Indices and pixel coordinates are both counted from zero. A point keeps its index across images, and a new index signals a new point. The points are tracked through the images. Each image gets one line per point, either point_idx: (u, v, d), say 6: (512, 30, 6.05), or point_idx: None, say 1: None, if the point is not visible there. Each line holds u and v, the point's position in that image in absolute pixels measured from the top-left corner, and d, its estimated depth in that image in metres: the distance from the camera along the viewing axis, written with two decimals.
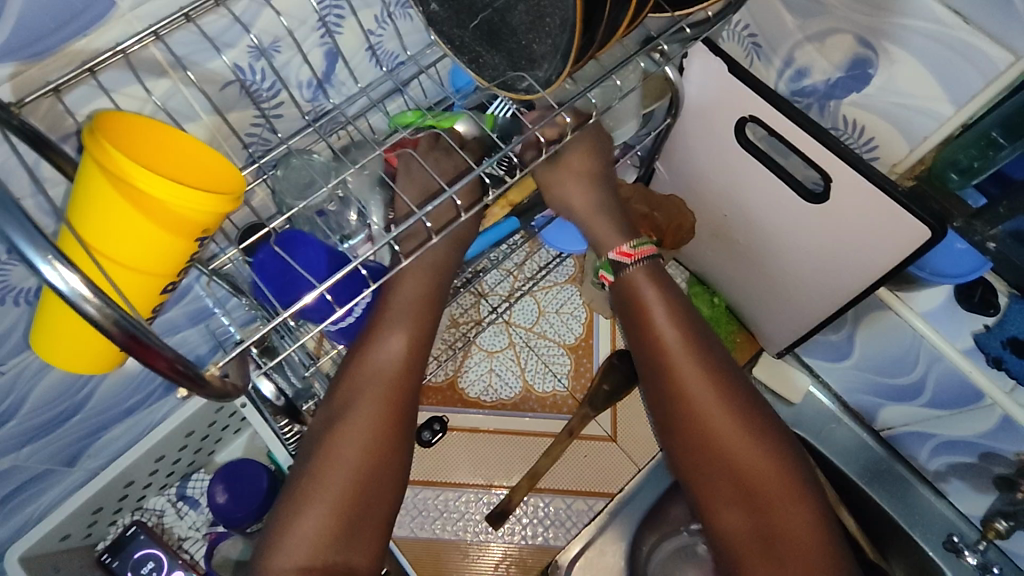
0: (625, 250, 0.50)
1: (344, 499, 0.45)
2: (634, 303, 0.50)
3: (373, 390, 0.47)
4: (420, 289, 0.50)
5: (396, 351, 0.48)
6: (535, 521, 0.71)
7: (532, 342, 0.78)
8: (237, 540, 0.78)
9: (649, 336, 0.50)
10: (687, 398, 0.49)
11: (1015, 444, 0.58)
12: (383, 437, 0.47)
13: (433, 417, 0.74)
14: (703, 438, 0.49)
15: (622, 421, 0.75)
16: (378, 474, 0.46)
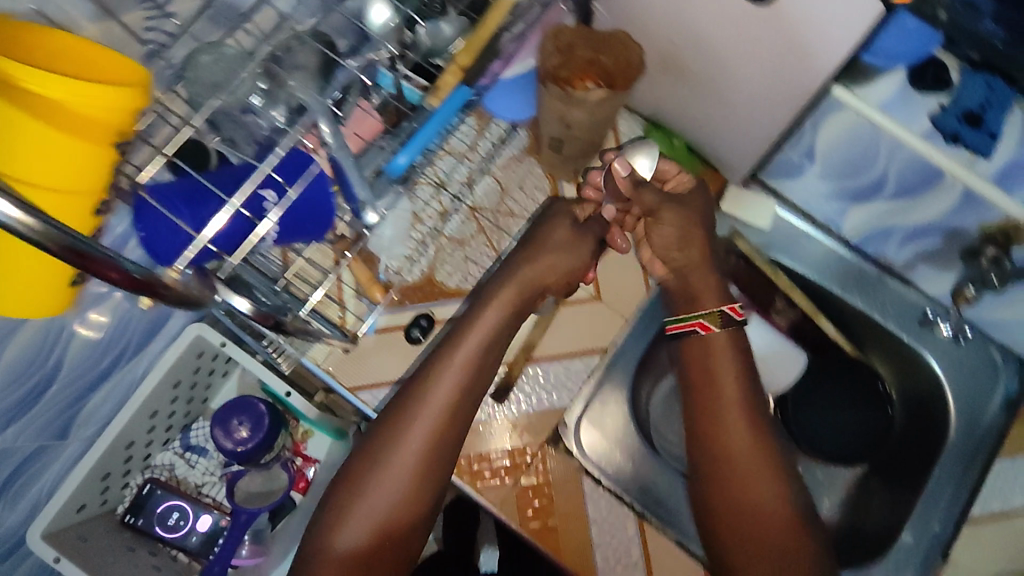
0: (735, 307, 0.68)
1: (396, 500, 0.59)
2: (709, 336, 0.66)
3: (426, 411, 0.61)
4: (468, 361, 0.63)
5: (450, 382, 0.62)
6: (538, 388, 0.72)
7: (501, 223, 0.76)
8: (257, 475, 0.84)
9: (708, 371, 0.65)
10: (721, 406, 0.64)
11: (978, 213, 0.60)
12: (432, 455, 0.61)
13: (419, 314, 0.74)
14: (727, 426, 0.63)
15: (604, 278, 0.75)
16: (421, 484, 0.60)
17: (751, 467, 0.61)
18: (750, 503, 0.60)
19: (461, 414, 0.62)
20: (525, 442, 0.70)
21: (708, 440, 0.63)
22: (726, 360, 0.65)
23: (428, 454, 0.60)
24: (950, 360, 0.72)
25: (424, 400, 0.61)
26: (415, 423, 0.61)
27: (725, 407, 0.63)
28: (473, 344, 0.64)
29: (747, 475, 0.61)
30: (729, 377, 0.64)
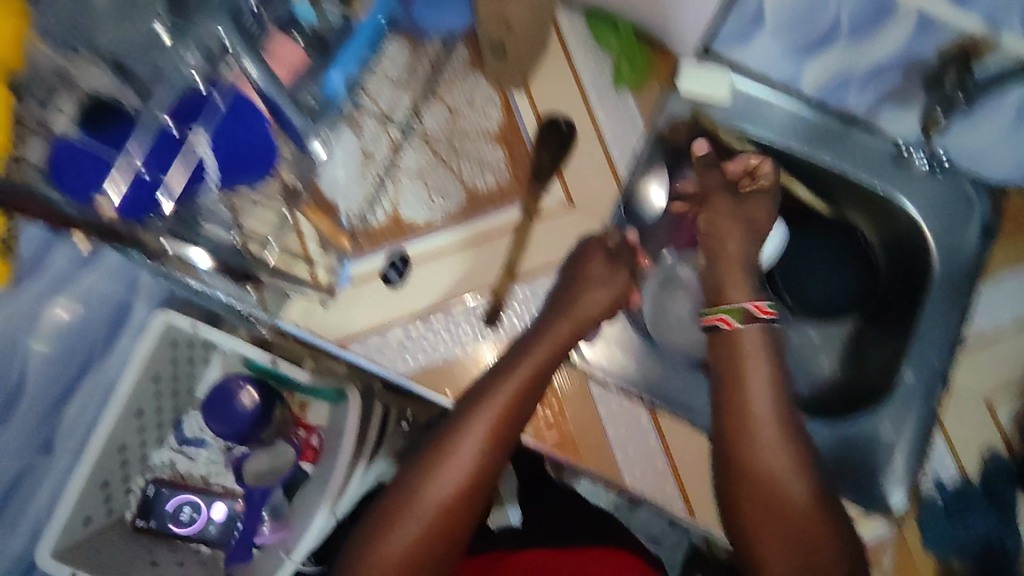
0: (762, 305, 0.63)
1: (434, 513, 0.60)
2: (737, 333, 0.62)
3: (480, 426, 0.61)
4: (480, 429, 0.61)
5: (508, 397, 0.62)
6: (528, 306, 0.71)
7: (457, 146, 0.73)
8: (262, 454, 0.82)
9: (734, 374, 0.61)
10: (750, 419, 0.59)
11: (936, 37, 0.60)
12: (483, 469, 0.62)
13: (393, 254, 0.70)
14: (756, 432, 0.59)
15: (574, 182, 0.73)
16: (458, 511, 0.61)
17: (783, 468, 0.58)
18: (786, 512, 0.58)
19: (476, 474, 0.62)
20: None
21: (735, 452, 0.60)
22: (760, 365, 0.61)
23: (480, 469, 0.62)
24: (924, 197, 0.72)
25: (478, 417, 0.62)
26: (466, 439, 0.61)
27: (754, 411, 0.60)
28: (530, 360, 0.63)
29: (777, 479, 0.58)
30: (761, 383, 0.60)
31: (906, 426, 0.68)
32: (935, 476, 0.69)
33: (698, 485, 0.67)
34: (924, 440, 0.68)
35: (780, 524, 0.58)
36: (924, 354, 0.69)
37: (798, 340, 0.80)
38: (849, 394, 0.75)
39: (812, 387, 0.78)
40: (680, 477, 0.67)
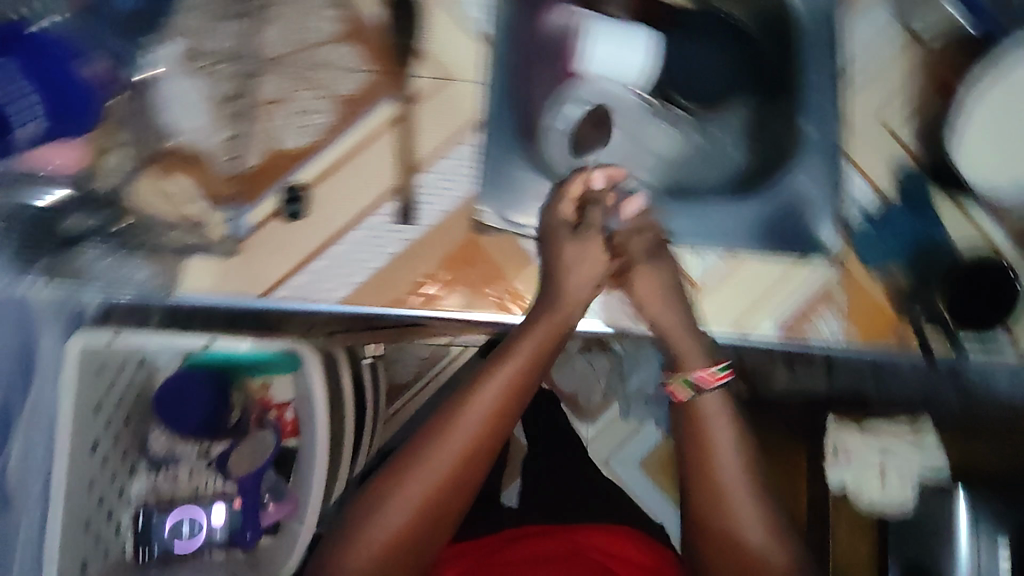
0: (715, 373, 0.69)
1: (404, 521, 0.62)
2: (692, 401, 0.69)
3: (461, 430, 0.63)
4: (438, 464, 0.62)
5: (493, 397, 0.64)
6: (441, 189, 0.69)
7: (309, 61, 0.70)
8: (251, 441, 0.82)
9: (701, 436, 0.69)
10: (716, 475, 0.67)
11: None
12: (461, 475, 0.63)
13: (286, 189, 0.67)
14: (728, 496, 0.66)
15: (437, 56, 0.72)
16: (405, 543, 0.62)
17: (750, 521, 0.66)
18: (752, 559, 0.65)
19: (429, 505, 0.62)
20: (460, 240, 0.68)
21: (698, 487, 0.68)
22: (724, 423, 0.69)
23: (457, 472, 0.63)
24: None
25: (459, 419, 0.63)
26: (442, 446, 0.63)
27: (716, 455, 0.68)
28: (511, 364, 0.65)
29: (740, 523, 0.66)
30: (726, 440, 0.68)
31: (818, 168, 0.74)
32: (859, 206, 0.73)
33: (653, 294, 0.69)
34: (836, 179, 0.73)
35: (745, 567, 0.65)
36: (813, 104, 0.75)
37: (705, 141, 0.82)
38: (762, 167, 0.78)
39: (727, 177, 0.80)
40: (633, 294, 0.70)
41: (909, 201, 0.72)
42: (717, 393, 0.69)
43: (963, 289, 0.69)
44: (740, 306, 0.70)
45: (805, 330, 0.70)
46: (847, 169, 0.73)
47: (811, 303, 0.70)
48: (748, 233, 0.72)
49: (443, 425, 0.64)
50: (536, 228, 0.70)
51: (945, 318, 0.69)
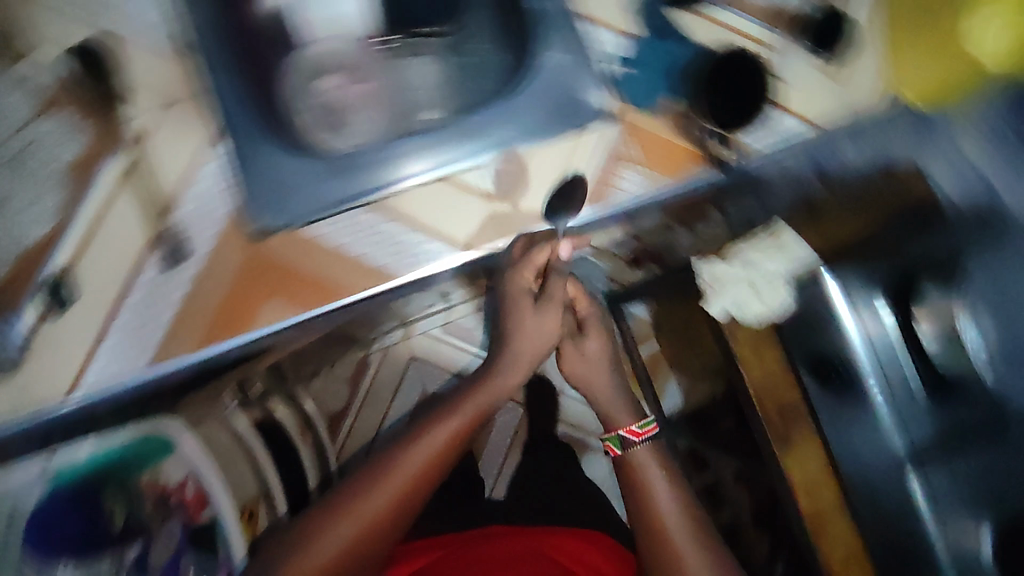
0: (636, 429, 0.83)
1: (338, 548, 0.69)
2: (624, 454, 0.82)
3: (388, 485, 0.71)
4: (421, 457, 0.73)
5: (421, 461, 0.73)
6: (203, 215, 0.64)
7: (16, 143, 0.64)
8: (169, 530, 0.78)
9: (637, 479, 0.81)
10: (655, 519, 0.77)
11: None
12: (356, 547, 0.70)
13: (44, 283, 0.61)
14: (670, 537, 0.76)
15: (147, 86, 0.67)
16: (380, 529, 0.71)
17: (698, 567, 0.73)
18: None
19: (406, 496, 0.72)
20: (246, 253, 0.64)
21: (649, 542, 0.77)
22: (665, 492, 0.79)
23: (375, 522, 0.70)
24: None
25: (394, 474, 0.72)
26: (366, 499, 0.71)
27: (652, 489, 0.79)
28: (452, 421, 0.75)
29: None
30: (661, 484, 0.79)
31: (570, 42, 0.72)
32: (616, 56, 0.73)
33: (443, 223, 0.68)
34: (581, 39, 0.73)
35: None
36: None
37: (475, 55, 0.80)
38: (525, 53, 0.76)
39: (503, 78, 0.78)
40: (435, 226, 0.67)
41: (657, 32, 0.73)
42: (648, 446, 0.82)
43: (724, 86, 0.72)
44: (523, 201, 0.69)
45: (607, 196, 0.70)
46: (584, 26, 0.73)
47: (605, 172, 0.70)
48: (494, 136, 0.70)
49: (424, 430, 0.75)
50: (330, 211, 0.66)
51: (714, 130, 0.71)
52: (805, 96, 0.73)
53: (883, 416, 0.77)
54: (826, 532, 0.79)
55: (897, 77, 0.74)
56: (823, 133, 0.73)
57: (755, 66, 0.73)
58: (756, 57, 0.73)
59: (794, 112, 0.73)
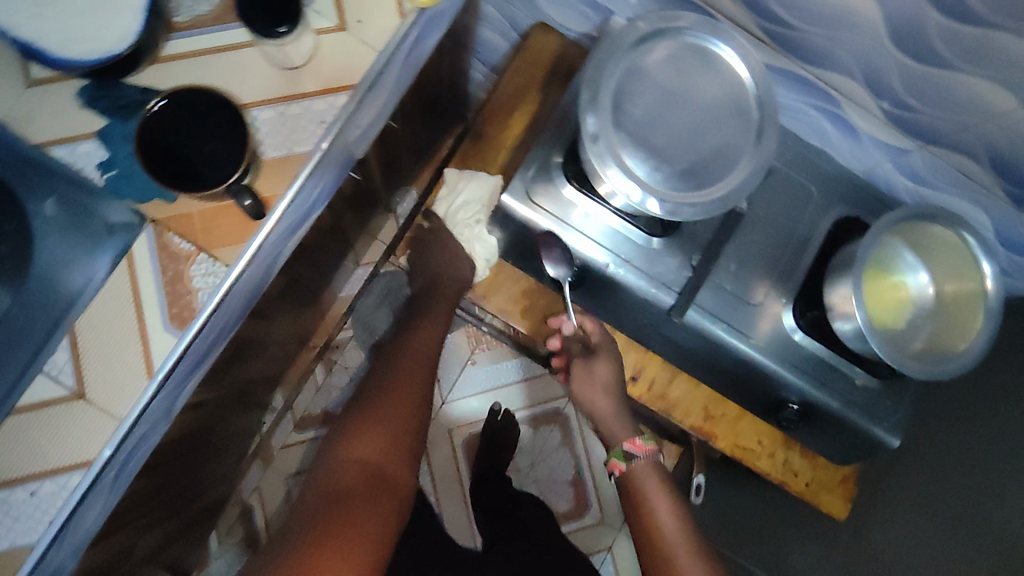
0: (636, 443, 0.80)
1: (392, 429, 0.76)
2: (629, 472, 0.79)
3: (411, 364, 0.83)
4: (430, 333, 0.89)
5: (428, 337, 0.88)
6: None
7: None
8: None
9: (643, 499, 0.77)
10: (666, 544, 0.74)
11: None
12: (399, 438, 0.76)
13: None
14: (677, 561, 0.72)
15: None
16: (417, 407, 0.80)
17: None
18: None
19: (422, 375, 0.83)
20: None
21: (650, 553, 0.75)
22: (660, 496, 0.77)
23: (403, 435, 0.77)
24: None
25: (412, 352, 0.85)
26: (403, 374, 0.81)
27: (656, 516, 0.75)
28: (439, 311, 0.91)
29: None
30: (662, 507, 0.76)
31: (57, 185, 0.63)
32: (92, 161, 0.61)
33: (50, 442, 0.60)
34: (50, 172, 0.62)
35: None
36: None
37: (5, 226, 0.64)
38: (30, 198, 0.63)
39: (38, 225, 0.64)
40: (24, 468, 0.60)
41: (112, 107, 0.60)
42: (643, 464, 0.79)
43: (184, 133, 0.56)
44: (108, 375, 0.61)
45: (196, 302, 0.62)
46: (61, 152, 0.61)
47: (169, 275, 0.62)
48: (50, 323, 0.63)
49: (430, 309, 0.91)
50: None
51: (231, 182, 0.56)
52: (311, 67, 0.63)
53: (629, 279, 0.77)
54: (668, 391, 0.89)
55: None
56: (359, 91, 0.63)
57: (179, 109, 0.55)
58: (165, 104, 0.55)
59: (293, 96, 0.63)
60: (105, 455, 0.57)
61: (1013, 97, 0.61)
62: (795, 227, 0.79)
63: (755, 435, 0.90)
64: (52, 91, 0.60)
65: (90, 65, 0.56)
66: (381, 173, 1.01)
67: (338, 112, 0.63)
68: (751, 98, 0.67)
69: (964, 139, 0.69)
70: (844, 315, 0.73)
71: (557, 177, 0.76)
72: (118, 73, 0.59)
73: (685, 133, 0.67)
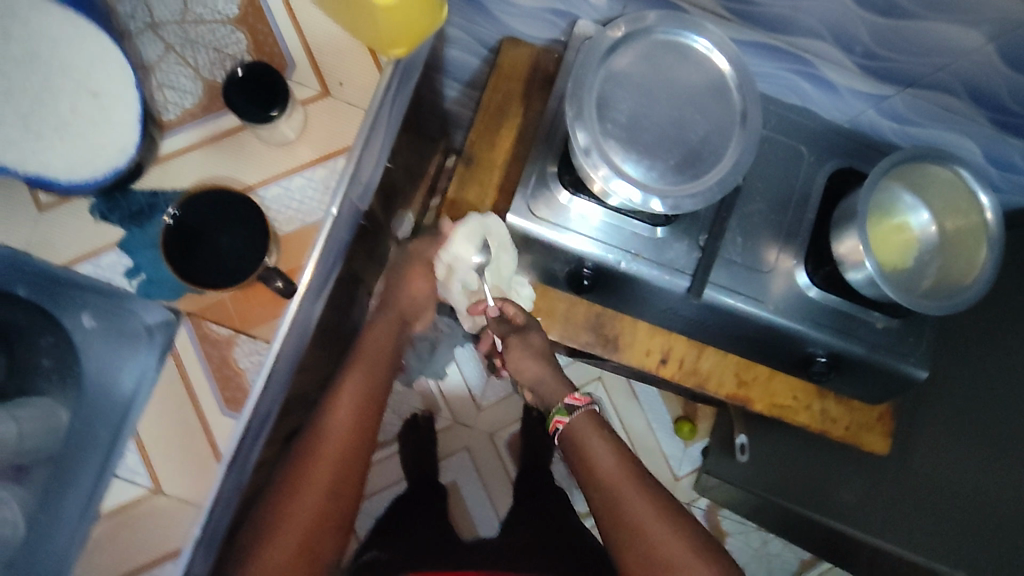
0: (574, 396, 0.79)
1: (317, 503, 0.64)
2: (570, 425, 0.77)
3: (322, 459, 0.66)
4: (367, 372, 0.73)
5: (348, 418, 0.69)
6: None
7: None
8: None
9: (585, 447, 0.75)
10: (616, 483, 0.71)
11: None
12: (326, 516, 0.64)
13: None
14: (619, 496, 0.70)
15: None
16: (352, 464, 0.67)
17: (657, 530, 0.68)
18: (646, 527, 0.68)
19: (359, 420, 0.69)
20: None
21: (601, 500, 0.72)
22: (600, 439, 0.75)
23: (333, 503, 0.65)
24: None
25: (322, 448, 0.67)
26: (309, 483, 0.65)
27: (600, 468, 0.73)
28: (358, 379, 0.72)
29: (653, 536, 0.68)
30: (600, 448, 0.74)
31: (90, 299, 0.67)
32: (119, 262, 0.64)
33: (143, 538, 0.65)
34: (75, 286, 0.66)
35: (637, 535, 0.68)
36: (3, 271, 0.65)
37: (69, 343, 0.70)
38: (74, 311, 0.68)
39: (87, 332, 0.69)
40: (128, 561, 0.65)
41: (126, 217, 0.64)
42: (584, 416, 0.77)
43: (213, 218, 0.62)
44: (179, 470, 0.64)
45: (245, 381, 0.65)
46: (86, 269, 0.64)
47: (217, 362, 0.65)
48: (121, 412, 0.68)
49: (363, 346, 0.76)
50: None
51: (269, 263, 0.62)
52: (305, 140, 0.67)
53: (643, 271, 0.79)
54: (699, 365, 0.91)
55: (376, 29, 0.61)
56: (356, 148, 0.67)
57: (195, 210, 0.61)
58: (183, 210, 0.61)
59: (295, 168, 0.67)
60: (194, 540, 0.63)
61: (979, 34, 0.62)
62: (795, 187, 0.81)
63: (790, 391, 0.92)
64: (66, 213, 0.64)
65: (105, 183, 0.62)
66: (382, 208, 1.04)
67: (340, 172, 0.67)
68: (730, 81, 0.69)
69: (940, 78, 0.71)
70: (855, 265, 0.73)
71: (554, 186, 0.78)
72: (124, 182, 0.63)
73: (669, 123, 0.68)
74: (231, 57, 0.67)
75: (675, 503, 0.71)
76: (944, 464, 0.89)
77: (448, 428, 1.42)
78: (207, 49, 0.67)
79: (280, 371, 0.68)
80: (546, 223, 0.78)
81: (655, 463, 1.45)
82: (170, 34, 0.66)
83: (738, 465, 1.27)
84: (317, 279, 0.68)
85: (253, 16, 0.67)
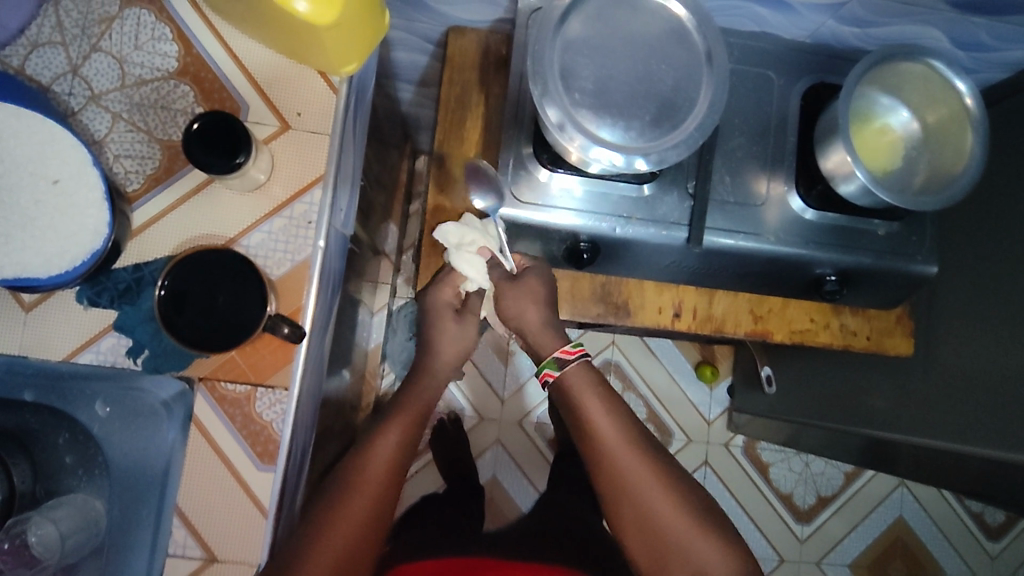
0: (563, 350, 0.76)
1: (360, 522, 0.64)
2: (561, 380, 0.75)
3: (366, 479, 0.66)
4: (413, 398, 0.75)
5: (392, 445, 0.69)
6: None
7: None
8: None
9: (581, 407, 0.73)
10: (622, 461, 0.71)
11: None
12: (365, 536, 0.64)
13: None
14: (627, 477, 0.70)
15: None
16: (393, 485, 0.68)
17: (673, 522, 0.69)
18: (661, 518, 0.69)
19: (405, 452, 0.70)
20: None
21: (609, 477, 0.71)
22: (594, 395, 0.74)
23: (370, 521, 0.65)
24: None
25: (371, 465, 0.67)
26: (355, 496, 0.65)
27: (604, 439, 0.72)
28: (410, 406, 0.73)
29: (670, 528, 0.68)
30: (597, 407, 0.73)
31: (98, 386, 0.65)
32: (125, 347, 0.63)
33: None
34: (79, 378, 0.64)
35: (658, 534, 0.69)
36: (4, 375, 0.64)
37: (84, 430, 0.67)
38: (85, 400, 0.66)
39: (100, 420, 0.67)
40: None
41: (116, 296, 0.63)
42: (575, 367, 0.75)
43: (203, 278, 0.60)
44: (228, 534, 0.63)
45: (274, 434, 0.64)
46: (88, 357, 0.63)
47: (241, 421, 0.64)
48: (157, 488, 0.66)
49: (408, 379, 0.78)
50: None
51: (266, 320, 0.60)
52: (276, 179, 0.65)
53: (638, 233, 0.78)
54: (713, 310, 0.91)
55: (337, 47, 0.59)
56: (330, 177, 0.65)
57: (186, 272, 0.60)
58: (174, 274, 0.59)
59: (273, 210, 0.65)
60: None
61: None
62: (770, 113, 0.81)
63: (806, 316, 0.92)
64: (53, 305, 0.63)
65: (85, 270, 0.59)
66: (364, 225, 1.02)
67: (319, 205, 0.65)
68: (687, 25, 0.68)
69: None
70: (846, 177, 0.72)
71: (532, 166, 0.77)
72: (109, 262, 0.62)
73: (637, 78, 0.67)
74: (181, 111, 0.64)
75: (685, 481, 0.72)
76: (968, 353, 0.89)
77: (477, 424, 1.42)
78: (155, 109, 0.64)
79: (303, 414, 0.68)
80: (536, 176, 0.77)
81: (685, 412, 1.45)
82: (115, 102, 0.64)
83: (767, 396, 1.28)
84: (319, 316, 0.67)
85: (194, 65, 0.65)
